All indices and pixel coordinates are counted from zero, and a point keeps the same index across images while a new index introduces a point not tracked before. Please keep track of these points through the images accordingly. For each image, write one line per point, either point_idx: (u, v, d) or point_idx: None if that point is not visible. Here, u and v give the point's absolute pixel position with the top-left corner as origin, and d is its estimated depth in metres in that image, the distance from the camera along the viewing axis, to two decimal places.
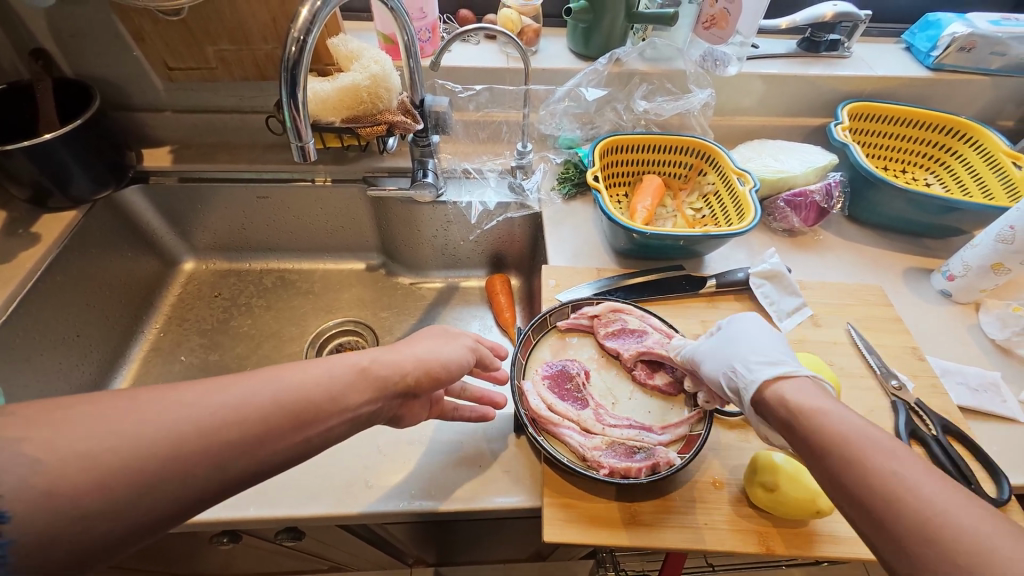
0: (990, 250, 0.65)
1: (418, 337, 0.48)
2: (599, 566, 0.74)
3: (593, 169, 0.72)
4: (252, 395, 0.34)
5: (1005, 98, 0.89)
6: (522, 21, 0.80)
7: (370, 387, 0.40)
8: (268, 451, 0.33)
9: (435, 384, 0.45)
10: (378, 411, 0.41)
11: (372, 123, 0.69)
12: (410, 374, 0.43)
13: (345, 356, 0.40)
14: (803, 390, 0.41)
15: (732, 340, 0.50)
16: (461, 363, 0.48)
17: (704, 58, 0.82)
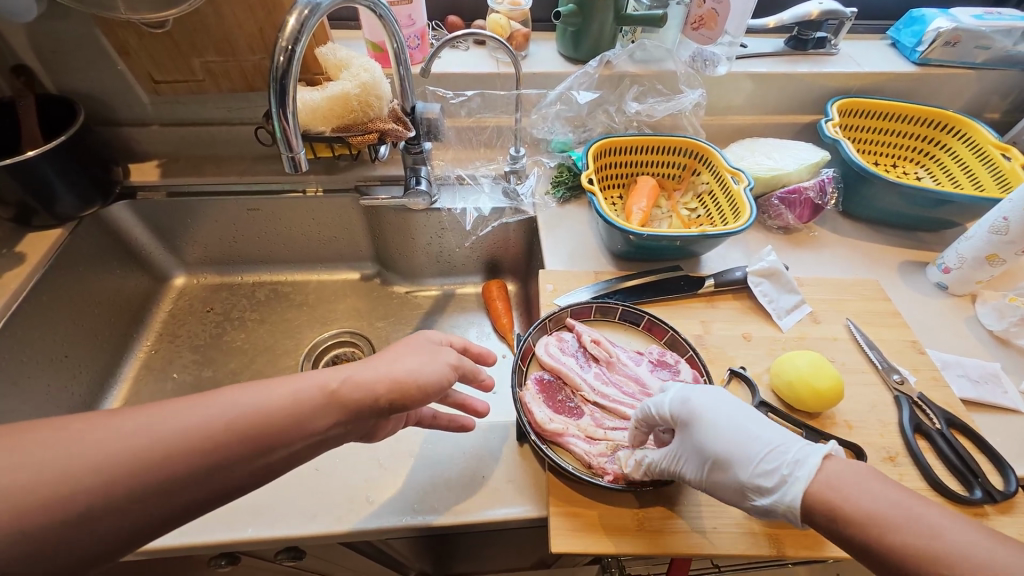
0: (984, 242, 0.65)
1: (398, 350, 0.45)
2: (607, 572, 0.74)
3: (587, 172, 0.72)
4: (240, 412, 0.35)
5: (990, 91, 0.90)
6: (511, 26, 0.80)
7: (328, 415, 0.38)
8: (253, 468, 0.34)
9: (412, 406, 0.42)
10: (343, 433, 0.39)
11: (363, 132, 0.68)
12: (375, 401, 0.40)
13: (311, 375, 0.39)
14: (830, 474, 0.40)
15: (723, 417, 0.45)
16: (438, 386, 0.43)
17: (693, 59, 0.83)
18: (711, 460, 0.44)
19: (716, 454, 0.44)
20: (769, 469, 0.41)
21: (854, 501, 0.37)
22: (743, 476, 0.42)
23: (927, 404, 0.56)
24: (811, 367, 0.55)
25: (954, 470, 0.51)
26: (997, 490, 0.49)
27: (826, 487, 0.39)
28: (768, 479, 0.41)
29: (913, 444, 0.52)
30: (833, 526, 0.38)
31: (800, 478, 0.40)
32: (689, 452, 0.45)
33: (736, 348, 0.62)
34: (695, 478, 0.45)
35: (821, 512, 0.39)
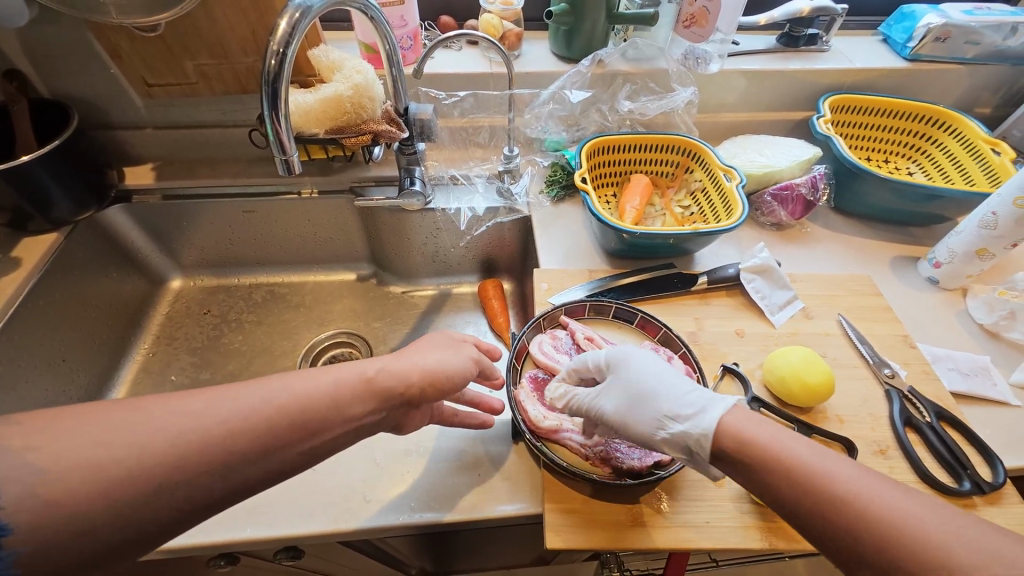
0: (974, 236, 0.66)
1: (422, 345, 0.48)
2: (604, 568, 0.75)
3: (580, 171, 0.72)
4: (242, 406, 0.34)
5: (980, 86, 0.91)
6: (504, 26, 0.80)
7: (365, 403, 0.39)
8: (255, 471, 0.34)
9: (439, 395, 0.45)
10: (376, 422, 0.41)
11: (357, 133, 0.68)
12: (408, 390, 0.42)
13: (346, 364, 0.40)
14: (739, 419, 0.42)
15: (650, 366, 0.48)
16: (462, 378, 0.47)
17: (685, 57, 0.84)
18: (628, 399, 0.46)
19: (634, 389, 0.46)
20: (680, 407, 0.44)
21: (771, 445, 0.39)
22: (653, 414, 0.45)
23: (917, 398, 0.56)
24: (803, 362, 0.55)
25: (944, 462, 0.52)
26: (986, 481, 0.50)
27: (731, 426, 0.41)
28: (676, 419, 0.43)
29: (904, 437, 0.53)
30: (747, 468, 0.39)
31: (708, 415, 0.42)
32: (611, 388, 0.48)
33: (729, 344, 0.62)
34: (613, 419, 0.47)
35: (727, 446, 0.41)
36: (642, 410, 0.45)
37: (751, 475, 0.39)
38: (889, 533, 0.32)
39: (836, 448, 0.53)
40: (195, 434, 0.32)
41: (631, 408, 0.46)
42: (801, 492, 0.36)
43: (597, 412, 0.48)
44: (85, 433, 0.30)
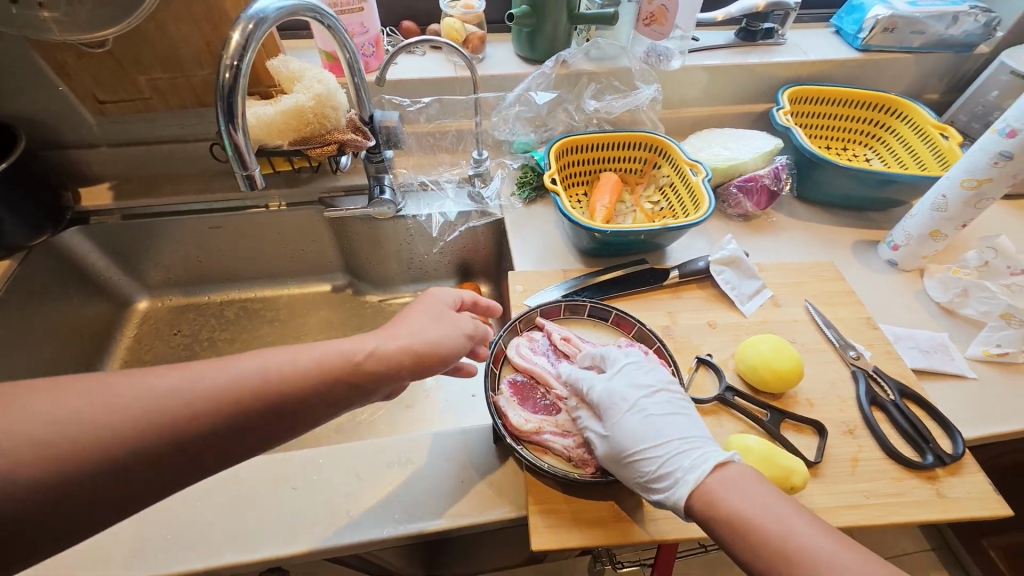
0: (928, 219, 0.69)
1: (410, 317, 0.46)
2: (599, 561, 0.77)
3: (550, 172, 0.73)
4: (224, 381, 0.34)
5: (928, 73, 0.95)
6: (466, 30, 0.80)
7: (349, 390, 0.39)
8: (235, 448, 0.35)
9: (429, 371, 0.44)
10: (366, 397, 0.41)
11: (322, 144, 0.67)
12: (395, 368, 0.41)
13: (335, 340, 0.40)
14: (729, 484, 0.42)
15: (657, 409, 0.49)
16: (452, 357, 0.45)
17: (648, 54, 0.85)
18: (621, 435, 0.47)
19: (629, 426, 0.48)
20: (673, 462, 0.45)
21: (752, 516, 0.40)
22: (642, 459, 0.46)
23: (881, 377, 0.59)
24: (773, 350, 0.57)
25: (908, 438, 0.54)
26: (947, 453, 0.52)
27: (706, 495, 0.43)
28: (666, 472, 0.45)
29: (870, 416, 0.55)
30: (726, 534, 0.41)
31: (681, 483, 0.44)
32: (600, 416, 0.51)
33: (702, 336, 0.64)
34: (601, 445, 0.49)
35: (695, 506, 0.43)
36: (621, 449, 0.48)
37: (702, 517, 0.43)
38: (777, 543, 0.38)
39: (807, 431, 0.55)
40: (168, 415, 0.32)
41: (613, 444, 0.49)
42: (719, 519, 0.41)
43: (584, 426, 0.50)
44: (43, 473, 0.29)
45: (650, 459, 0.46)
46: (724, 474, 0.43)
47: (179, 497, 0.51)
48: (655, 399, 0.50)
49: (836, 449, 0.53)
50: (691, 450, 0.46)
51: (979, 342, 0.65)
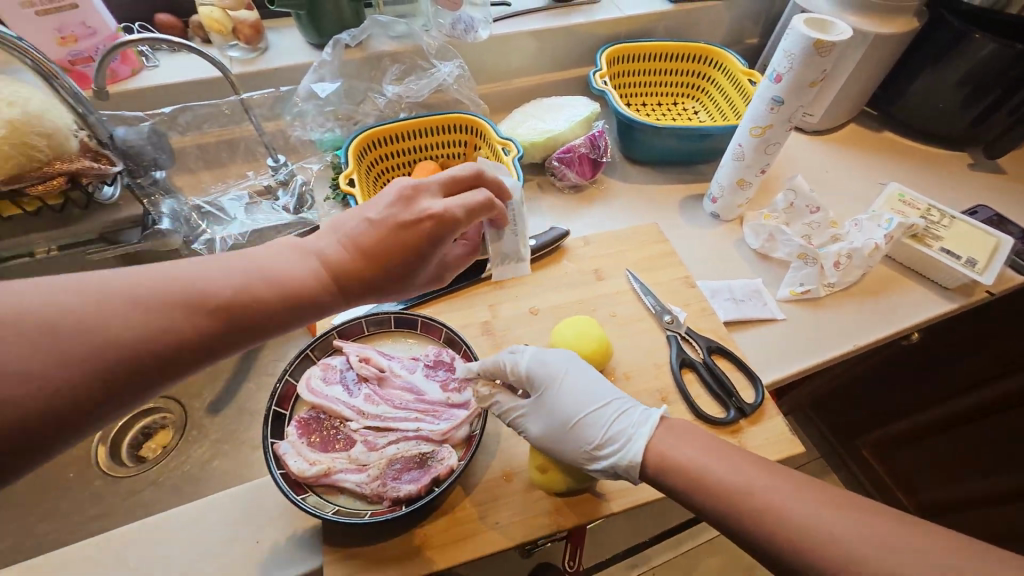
0: (733, 168, 0.70)
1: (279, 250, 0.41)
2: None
3: (346, 172, 0.65)
4: (156, 282, 0.35)
5: (741, 19, 0.96)
6: (232, 17, 0.69)
7: (288, 309, 0.38)
8: (149, 372, 0.33)
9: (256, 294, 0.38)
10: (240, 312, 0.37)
11: (43, 178, 0.55)
12: (330, 292, 0.40)
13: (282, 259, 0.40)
14: (670, 442, 0.44)
15: (583, 385, 0.50)
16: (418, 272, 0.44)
17: (454, 26, 0.77)
18: (559, 427, 0.48)
19: (561, 414, 0.48)
20: (617, 433, 0.46)
21: (709, 468, 0.41)
22: (586, 442, 0.47)
23: (693, 336, 0.59)
24: (575, 336, 0.55)
25: (716, 396, 0.55)
26: (748, 405, 0.53)
27: (657, 450, 0.44)
28: (609, 447, 0.46)
29: (679, 380, 0.55)
30: (690, 492, 0.41)
31: (635, 441, 0.45)
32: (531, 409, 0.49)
33: (523, 326, 0.61)
34: (538, 437, 0.48)
35: (649, 466, 0.44)
36: (564, 436, 0.48)
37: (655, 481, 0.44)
38: (732, 492, 0.39)
39: None
40: (186, 277, 0.36)
41: (554, 432, 0.48)
42: (670, 477, 0.43)
43: (510, 418, 0.50)
44: None
45: (590, 444, 0.47)
46: (663, 429, 0.46)
47: None
48: (583, 379, 0.50)
49: None
50: (626, 414, 0.48)
51: (786, 283, 0.68)
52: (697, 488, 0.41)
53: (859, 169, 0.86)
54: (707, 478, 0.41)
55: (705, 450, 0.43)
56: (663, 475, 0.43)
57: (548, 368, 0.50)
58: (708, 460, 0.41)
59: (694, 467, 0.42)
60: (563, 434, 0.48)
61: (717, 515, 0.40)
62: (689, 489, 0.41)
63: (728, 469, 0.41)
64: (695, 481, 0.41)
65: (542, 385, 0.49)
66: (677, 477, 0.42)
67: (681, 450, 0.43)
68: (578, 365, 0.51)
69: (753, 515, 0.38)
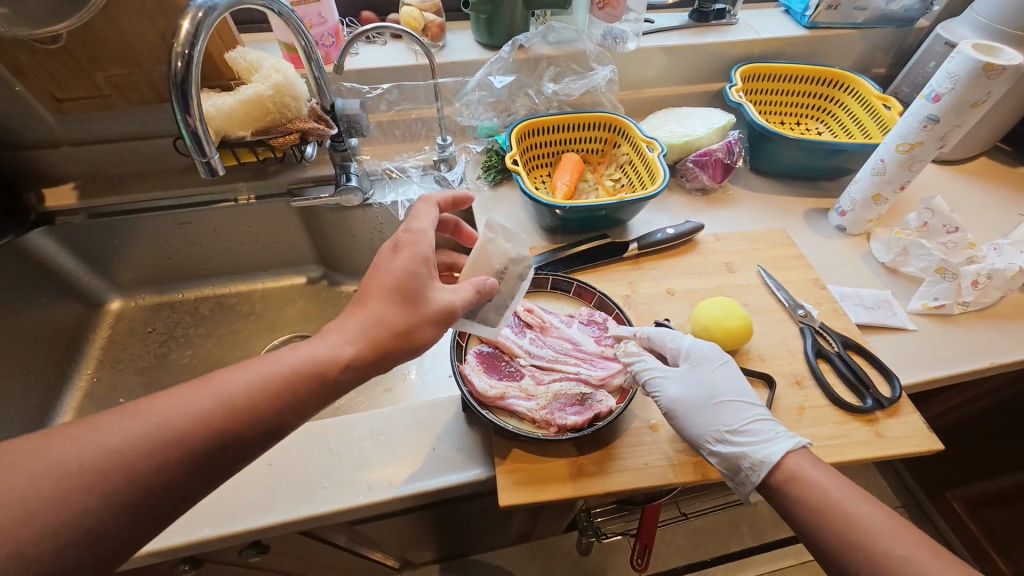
0: (870, 182, 0.73)
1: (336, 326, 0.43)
2: (585, 533, 0.95)
3: (511, 153, 0.74)
4: (241, 386, 0.38)
5: (873, 49, 0.99)
6: (425, 17, 0.82)
7: (324, 392, 0.40)
8: (238, 446, 0.38)
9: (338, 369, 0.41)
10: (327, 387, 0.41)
11: (284, 133, 0.68)
12: (365, 365, 0.42)
13: (315, 344, 0.41)
14: (805, 465, 0.47)
15: (731, 383, 0.54)
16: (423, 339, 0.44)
17: (604, 37, 0.87)
18: (696, 402, 0.52)
19: (702, 394, 0.53)
20: (751, 431, 0.50)
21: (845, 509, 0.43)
22: (716, 425, 0.51)
23: (827, 331, 0.62)
24: (723, 311, 0.60)
25: (851, 386, 0.58)
26: (885, 397, 0.56)
27: (791, 468, 0.47)
28: (736, 438, 0.50)
29: (816, 367, 0.59)
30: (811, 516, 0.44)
31: (770, 450, 0.48)
32: (677, 383, 0.53)
33: (661, 303, 0.67)
34: (673, 404, 0.52)
35: (777, 477, 0.48)
36: (701, 418, 0.51)
37: (779, 493, 0.48)
38: (860, 536, 0.42)
39: (758, 385, 0.58)
40: (193, 396, 0.38)
41: (693, 409, 0.51)
42: (802, 502, 0.45)
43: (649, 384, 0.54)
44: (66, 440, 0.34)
45: (720, 428, 0.51)
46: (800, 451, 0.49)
47: None
48: (730, 381, 0.54)
49: (784, 400, 0.57)
50: (764, 422, 0.52)
51: (918, 296, 0.69)
52: (824, 515, 0.44)
53: (992, 201, 0.86)
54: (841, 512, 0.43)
55: (851, 494, 0.44)
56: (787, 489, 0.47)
57: (706, 355, 0.55)
58: (853, 503, 0.43)
59: (832, 503, 0.44)
60: (697, 408, 0.52)
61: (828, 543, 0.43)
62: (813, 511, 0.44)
63: (870, 519, 0.42)
64: (826, 511, 0.43)
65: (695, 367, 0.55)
66: (804, 499, 0.45)
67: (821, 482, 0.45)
68: (731, 368, 0.56)
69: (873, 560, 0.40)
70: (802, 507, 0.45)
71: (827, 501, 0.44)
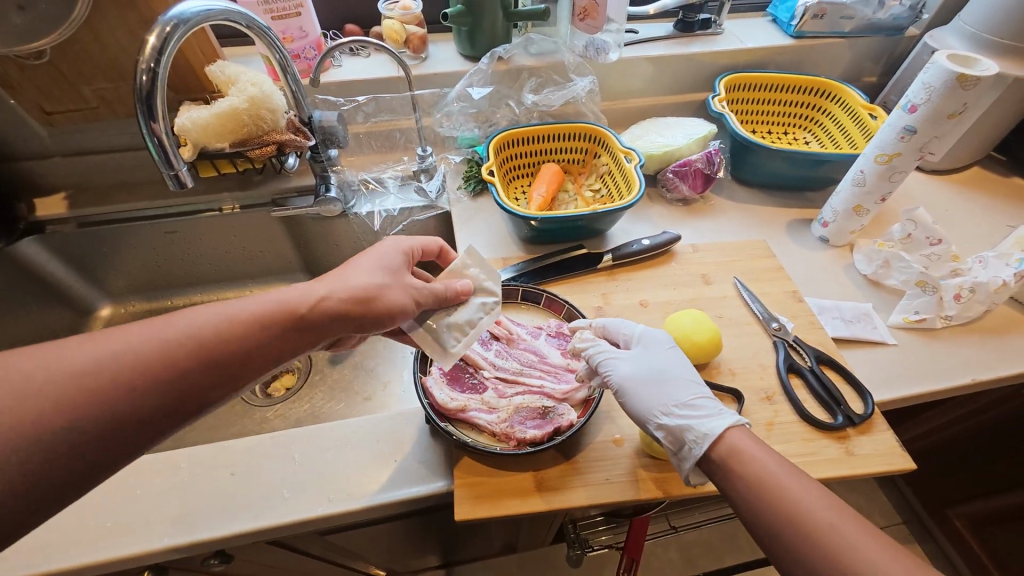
0: (850, 194, 0.72)
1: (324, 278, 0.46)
2: (572, 547, 0.90)
3: (487, 164, 0.75)
4: (204, 321, 0.39)
5: (862, 58, 0.98)
6: (407, 30, 0.83)
7: (290, 332, 0.42)
8: (188, 392, 0.38)
9: (313, 318, 0.42)
10: (296, 337, 0.42)
11: (261, 145, 0.70)
12: (337, 314, 0.43)
13: (284, 291, 0.43)
14: (749, 445, 0.45)
15: (679, 364, 0.53)
16: (399, 313, 0.47)
17: (587, 48, 0.87)
18: (641, 380, 0.51)
19: (648, 373, 0.52)
20: (694, 409, 0.49)
21: (787, 494, 0.40)
22: (661, 403, 0.50)
23: (800, 345, 0.61)
24: (693, 324, 0.59)
25: (823, 402, 0.57)
26: (856, 414, 0.55)
27: (732, 441, 0.46)
28: (681, 416, 0.49)
29: (786, 382, 0.58)
30: (753, 501, 0.42)
31: (713, 423, 0.47)
32: (625, 362, 0.53)
33: (634, 315, 0.66)
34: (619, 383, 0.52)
35: (719, 453, 0.46)
36: (648, 393, 0.51)
37: (721, 474, 0.45)
38: (804, 520, 0.39)
39: (727, 401, 0.57)
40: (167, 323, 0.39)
41: (639, 386, 0.51)
42: (742, 478, 0.43)
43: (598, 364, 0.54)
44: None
45: (665, 406, 0.49)
46: (743, 430, 0.47)
47: (124, 486, 0.53)
48: (680, 362, 0.54)
49: (753, 415, 0.56)
50: (710, 401, 0.50)
51: (899, 310, 0.68)
52: (770, 501, 0.41)
53: (983, 211, 0.84)
54: (785, 500, 0.40)
55: (793, 477, 0.41)
56: (729, 471, 0.45)
57: (656, 339, 0.55)
58: (793, 486, 0.41)
59: (773, 487, 0.41)
60: (643, 387, 0.51)
61: (773, 532, 0.40)
62: (757, 498, 0.42)
63: (812, 502, 0.39)
64: (768, 496, 0.41)
65: (643, 349, 0.54)
66: (748, 485, 0.43)
67: (760, 461, 0.43)
68: (679, 352, 0.55)
69: (818, 547, 0.38)
70: (740, 483, 0.43)
71: (767, 485, 0.41)
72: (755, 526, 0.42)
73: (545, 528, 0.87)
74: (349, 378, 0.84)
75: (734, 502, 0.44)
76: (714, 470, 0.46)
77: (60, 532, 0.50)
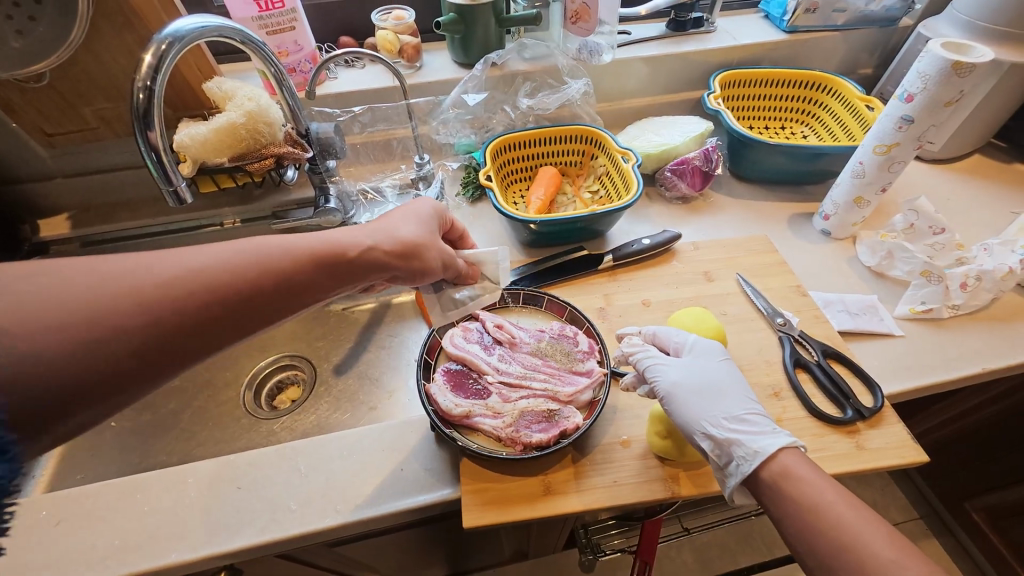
0: (850, 186, 0.71)
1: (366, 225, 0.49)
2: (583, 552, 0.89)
3: (485, 169, 0.75)
4: (238, 253, 0.40)
5: (856, 50, 0.98)
6: (400, 40, 0.83)
7: (337, 273, 0.45)
8: (206, 327, 0.37)
9: (359, 259, 0.46)
10: (339, 278, 0.45)
11: (259, 158, 0.70)
12: (380, 262, 0.47)
13: (331, 233, 0.46)
14: (802, 467, 0.44)
15: (731, 377, 0.53)
16: (430, 270, 0.51)
17: (580, 50, 0.87)
18: (691, 390, 0.50)
19: (699, 383, 0.51)
20: (744, 425, 0.48)
21: (846, 527, 0.39)
22: (711, 416, 0.49)
23: (806, 340, 0.61)
24: (694, 322, 0.59)
25: (832, 397, 0.56)
26: (866, 408, 0.54)
27: (786, 462, 0.45)
28: (731, 430, 0.48)
29: (793, 378, 0.57)
30: (804, 528, 0.41)
31: (765, 442, 0.46)
32: (677, 370, 0.52)
33: (637, 315, 0.66)
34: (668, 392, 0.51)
35: (770, 472, 0.45)
36: (698, 404, 0.50)
37: (769, 493, 0.45)
38: (860, 555, 0.38)
39: None
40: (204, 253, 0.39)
41: (689, 396, 0.50)
42: (793, 499, 0.43)
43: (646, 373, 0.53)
44: None
45: (715, 418, 0.49)
46: (795, 451, 0.46)
47: (132, 504, 0.53)
48: (730, 374, 0.53)
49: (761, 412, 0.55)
50: (761, 417, 0.50)
51: (904, 301, 0.67)
52: (825, 530, 0.40)
53: (986, 199, 0.83)
54: (841, 530, 0.39)
55: (855, 511, 0.40)
56: (779, 493, 0.44)
57: (710, 350, 0.54)
58: (853, 520, 0.40)
59: (830, 518, 0.40)
60: (693, 397, 0.50)
61: (823, 560, 0.40)
62: (810, 524, 0.41)
63: (873, 539, 0.38)
64: (824, 526, 0.40)
65: (694, 359, 0.53)
66: (800, 509, 0.42)
67: (816, 487, 0.42)
68: (729, 364, 0.55)
69: None
70: (790, 505, 0.43)
71: (823, 514, 0.41)
72: (804, 553, 0.42)
73: (555, 533, 0.86)
74: (354, 388, 0.83)
75: (782, 525, 0.43)
76: (763, 487, 0.46)
77: (72, 551, 0.50)
